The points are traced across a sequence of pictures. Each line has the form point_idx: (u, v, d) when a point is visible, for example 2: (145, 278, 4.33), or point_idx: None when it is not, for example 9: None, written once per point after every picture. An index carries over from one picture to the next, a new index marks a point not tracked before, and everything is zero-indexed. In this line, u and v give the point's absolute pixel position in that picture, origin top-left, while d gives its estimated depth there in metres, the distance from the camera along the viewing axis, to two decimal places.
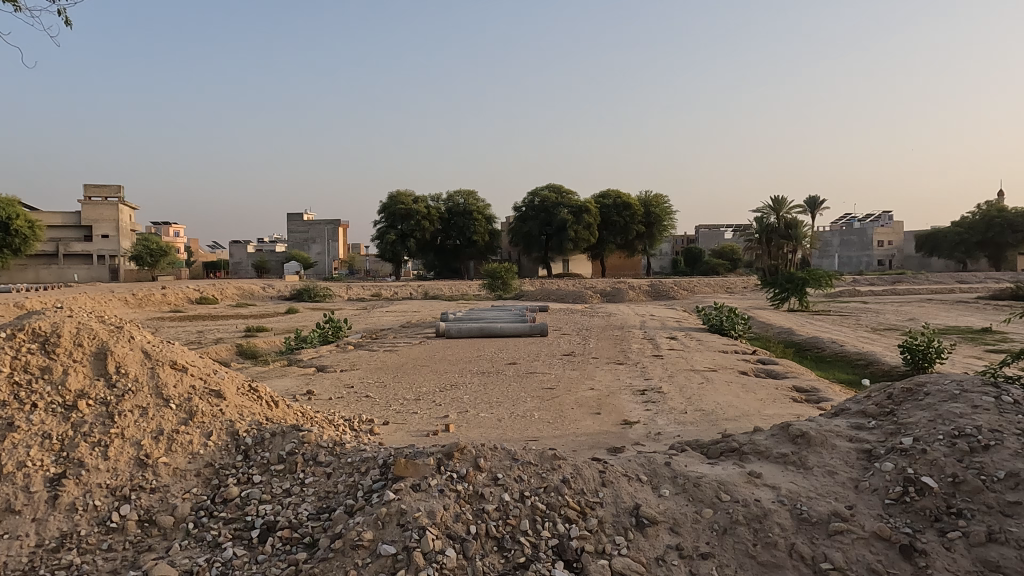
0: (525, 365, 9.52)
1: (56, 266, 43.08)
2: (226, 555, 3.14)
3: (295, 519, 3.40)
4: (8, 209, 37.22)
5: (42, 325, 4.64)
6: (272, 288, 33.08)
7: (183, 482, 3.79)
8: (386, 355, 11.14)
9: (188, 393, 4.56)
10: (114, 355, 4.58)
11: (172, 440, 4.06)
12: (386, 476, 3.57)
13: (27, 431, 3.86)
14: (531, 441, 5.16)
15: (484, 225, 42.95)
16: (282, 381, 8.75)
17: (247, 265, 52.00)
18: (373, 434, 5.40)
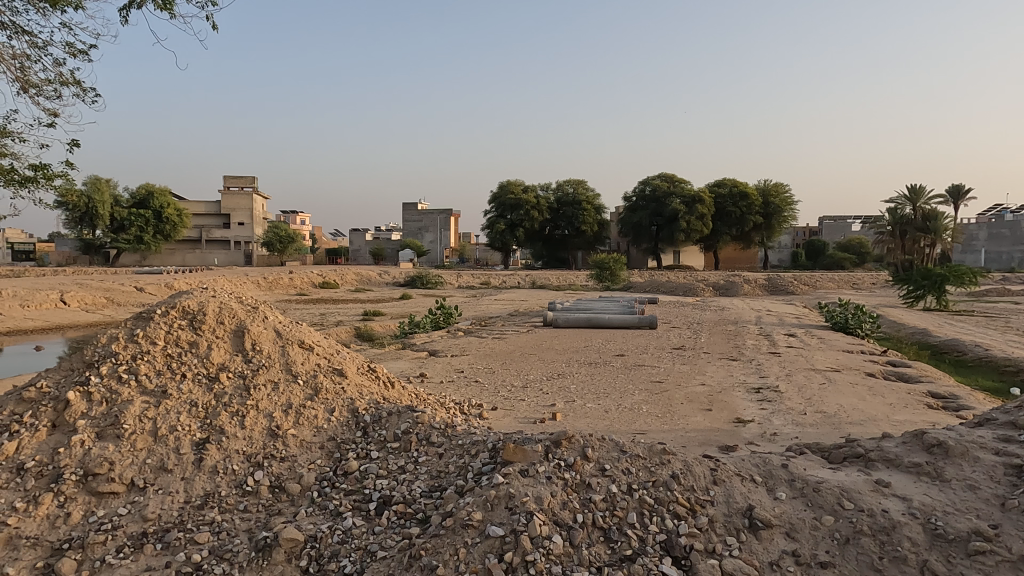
0: (634, 357, 9.39)
1: (199, 250, 47.34)
2: (346, 525, 3.35)
3: (409, 495, 3.56)
4: (161, 199, 41.52)
5: (190, 304, 5.09)
6: (388, 274, 34.57)
7: (308, 454, 4.07)
8: (495, 342, 11.36)
9: (314, 370, 4.88)
10: (251, 333, 4.97)
11: (300, 414, 4.36)
12: (495, 460, 3.66)
13: (178, 398, 4.28)
14: (639, 434, 5.09)
15: (594, 216, 42.59)
16: (397, 363, 9.16)
17: (365, 253, 54.67)
18: (482, 417, 5.54)
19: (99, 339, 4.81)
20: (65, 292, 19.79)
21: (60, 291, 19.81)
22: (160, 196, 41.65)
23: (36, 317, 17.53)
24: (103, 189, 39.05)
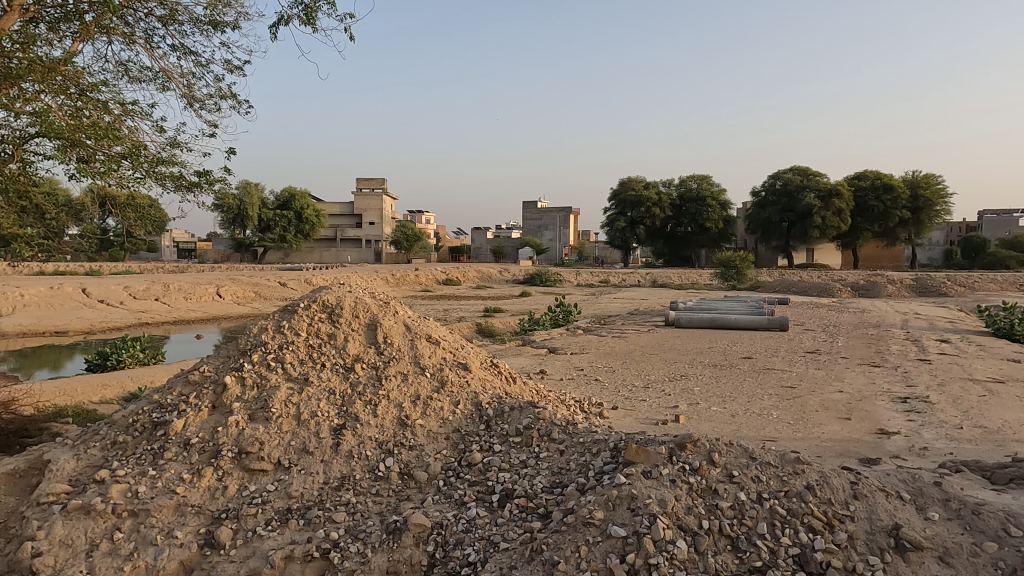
0: (762, 360, 8.95)
1: (335, 248, 50.61)
2: (471, 514, 3.45)
3: (530, 489, 3.61)
4: (302, 202, 44.78)
5: (329, 298, 5.44)
6: (508, 272, 35.17)
7: (435, 444, 4.24)
8: (615, 341, 11.25)
9: (440, 364, 5.07)
10: (383, 327, 5.24)
11: (427, 405, 4.54)
12: (617, 459, 3.62)
13: (318, 386, 4.60)
14: (768, 441, 4.85)
15: (719, 212, 40.60)
16: (518, 359, 9.32)
17: (486, 251, 55.75)
18: (603, 416, 5.51)
19: (252, 329, 5.26)
20: (221, 287, 21.89)
21: (218, 285, 21.94)
22: (301, 199, 44.94)
23: (197, 308, 19.52)
24: (253, 193, 42.78)
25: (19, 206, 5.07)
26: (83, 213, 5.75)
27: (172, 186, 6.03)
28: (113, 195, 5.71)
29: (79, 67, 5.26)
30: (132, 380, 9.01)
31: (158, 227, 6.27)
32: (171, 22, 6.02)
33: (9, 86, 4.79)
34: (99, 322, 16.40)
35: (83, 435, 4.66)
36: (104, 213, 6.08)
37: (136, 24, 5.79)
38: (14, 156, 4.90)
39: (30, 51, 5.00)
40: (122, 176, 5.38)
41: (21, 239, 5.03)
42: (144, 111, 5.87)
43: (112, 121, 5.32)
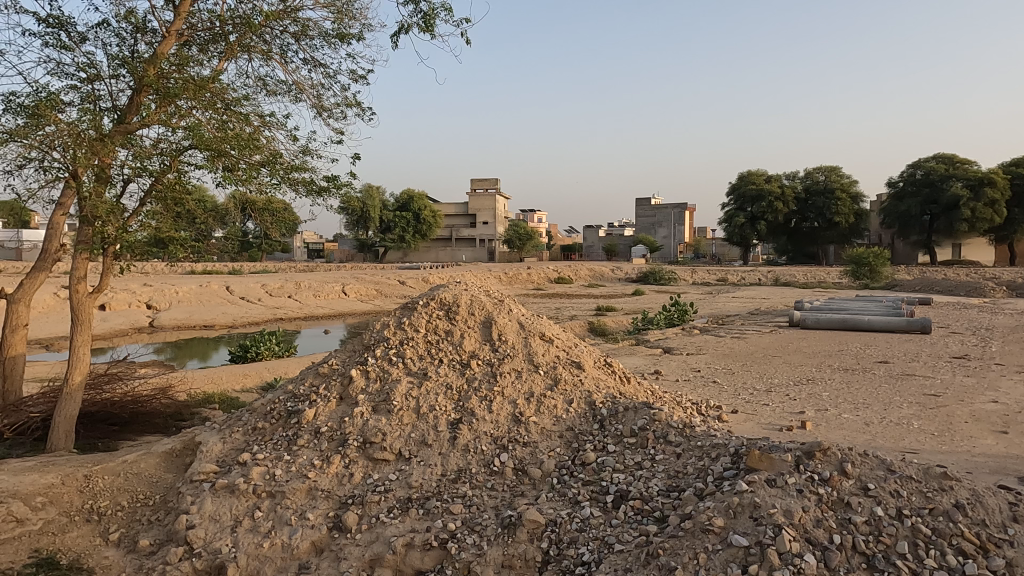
0: (901, 365, 8.25)
1: (451, 248, 52.15)
2: (584, 513, 3.44)
3: (646, 492, 3.54)
4: (420, 203, 46.58)
5: (446, 296, 5.60)
6: (621, 270, 34.69)
7: (548, 441, 4.26)
8: (734, 342, 10.79)
9: (554, 362, 5.08)
10: (497, 324, 5.33)
11: (541, 403, 4.57)
12: (738, 466, 3.47)
13: (436, 380, 4.75)
14: (909, 454, 4.47)
15: (850, 205, 37.77)
16: (632, 359, 9.17)
17: (598, 248, 55.14)
18: (722, 420, 5.30)
19: (375, 325, 5.53)
20: (347, 285, 23.16)
21: (343, 284, 23.24)
22: (419, 200, 46.75)
23: (325, 305, 20.80)
24: (375, 196, 44.98)
25: (176, 212, 5.62)
26: (227, 217, 6.27)
27: (304, 190, 6.44)
28: (252, 200, 6.19)
29: (225, 83, 5.76)
30: (269, 371, 9.76)
31: (291, 229, 6.73)
32: (303, 37, 6.43)
33: (167, 103, 5.32)
34: (240, 317, 17.88)
35: (228, 420, 5.09)
36: (244, 217, 6.61)
37: (273, 40, 6.24)
38: (172, 166, 5.44)
39: (184, 71, 5.53)
40: (261, 183, 5.81)
41: (177, 242, 5.51)
42: (279, 122, 6.31)
43: (252, 132, 5.77)
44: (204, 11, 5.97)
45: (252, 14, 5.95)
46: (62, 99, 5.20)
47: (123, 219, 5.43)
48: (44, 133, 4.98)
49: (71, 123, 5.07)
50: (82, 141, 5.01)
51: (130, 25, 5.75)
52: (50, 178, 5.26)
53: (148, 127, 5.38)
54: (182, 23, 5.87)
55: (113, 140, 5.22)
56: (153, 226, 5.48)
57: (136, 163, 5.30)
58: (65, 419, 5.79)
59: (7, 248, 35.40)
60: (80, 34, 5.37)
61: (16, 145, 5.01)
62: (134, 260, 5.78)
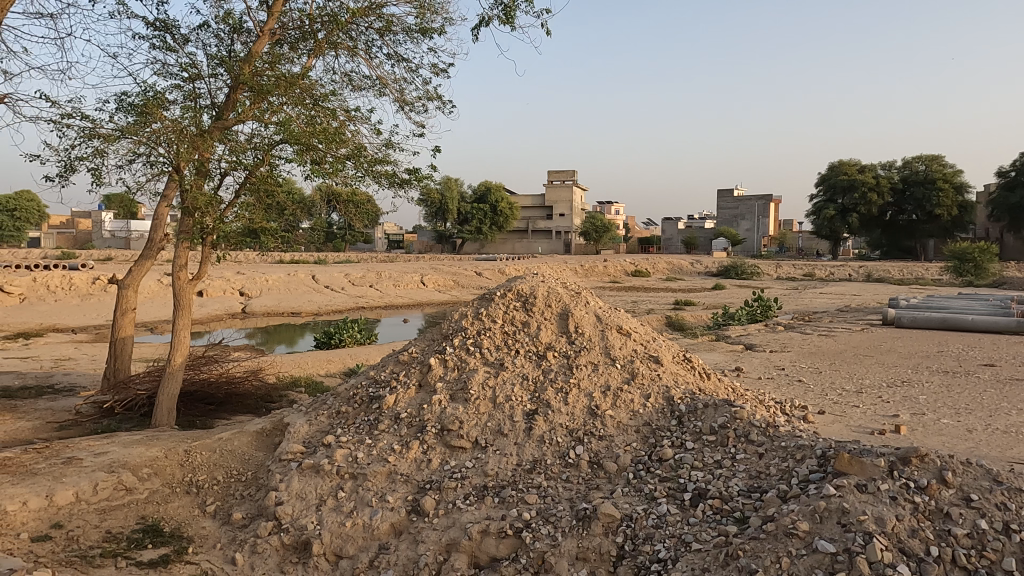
0: (1009, 369, 7.66)
1: (527, 240, 52.31)
2: (661, 510, 3.38)
3: (726, 491, 3.45)
4: (497, 194, 46.90)
5: (523, 287, 5.62)
6: (701, 263, 33.82)
7: (625, 436, 4.21)
8: (821, 340, 10.31)
9: (631, 356, 5.02)
10: (574, 316, 5.31)
11: (618, 397, 4.52)
12: (825, 469, 3.33)
13: (512, 371, 4.78)
14: (1017, 464, 4.14)
15: (953, 196, 35.24)
16: (712, 355, 8.93)
17: (677, 241, 53.87)
18: (808, 421, 5.08)
19: (453, 315, 5.62)
20: (425, 275, 23.67)
21: (422, 274, 23.77)
22: (497, 192, 47.09)
23: (404, 295, 21.34)
24: (453, 187, 45.64)
25: (267, 204, 5.89)
26: (313, 209, 6.52)
27: (386, 183, 6.61)
28: (338, 192, 6.41)
29: (314, 80, 5.99)
30: (351, 357, 10.12)
31: (373, 221, 6.93)
32: (387, 32, 6.59)
33: (261, 100, 5.59)
34: (324, 305, 18.61)
35: (313, 404, 5.31)
36: (330, 209, 6.86)
37: (359, 37, 6.43)
38: (264, 160, 5.71)
39: (276, 69, 5.79)
40: (346, 176, 6.01)
41: (268, 233, 5.79)
42: (363, 116, 6.50)
43: (338, 126, 5.97)
44: (296, 10, 6.22)
45: (339, 12, 6.15)
46: (167, 98, 5.56)
47: (220, 209, 5.74)
48: (152, 130, 5.34)
49: (174, 120, 5.41)
50: (184, 138, 5.35)
51: (228, 26, 6.07)
52: (155, 171, 5.63)
53: (243, 123, 5.67)
54: (275, 22, 6.14)
55: (212, 136, 5.53)
56: (246, 217, 5.78)
57: (232, 157, 5.60)
58: (167, 397, 6.21)
59: (118, 236, 38.33)
60: (183, 36, 5.71)
61: (127, 141, 5.39)
62: (229, 250, 6.10)
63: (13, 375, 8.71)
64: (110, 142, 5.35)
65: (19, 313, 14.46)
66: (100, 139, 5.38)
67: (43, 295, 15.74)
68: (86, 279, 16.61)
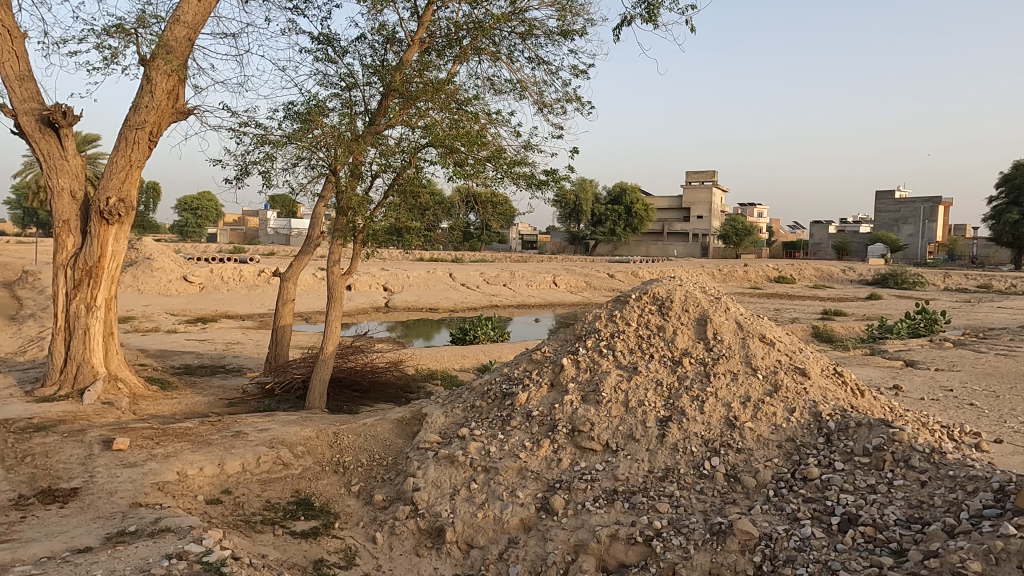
0: None
1: (662, 242, 51.04)
2: (805, 532, 3.18)
3: (880, 519, 3.18)
4: (631, 196, 46.15)
5: (660, 291, 5.49)
6: (854, 270, 31.26)
7: (766, 450, 3.99)
8: (999, 360, 9.16)
9: (774, 367, 4.74)
10: (713, 322, 5.10)
11: (758, 409, 4.29)
12: (1003, 505, 2.97)
13: (646, 376, 4.69)
14: None
15: None
16: (864, 371, 8.23)
17: (827, 246, 50.14)
18: (981, 449, 4.54)
19: (586, 316, 5.62)
20: (557, 276, 23.80)
21: (554, 274, 23.94)
22: (631, 193, 46.28)
23: (536, 295, 21.58)
24: (587, 189, 45.55)
25: (411, 204, 6.19)
26: (453, 209, 6.75)
27: (524, 184, 6.73)
28: (477, 193, 6.63)
29: (458, 85, 6.22)
30: (485, 354, 10.40)
31: (509, 221, 7.08)
32: (529, 36, 6.70)
33: (409, 105, 5.91)
34: (460, 302, 19.28)
35: (450, 396, 5.52)
36: (468, 209, 7.10)
37: (502, 42, 6.60)
38: (411, 162, 6.02)
39: (424, 76, 6.09)
40: (486, 177, 6.18)
41: (412, 232, 6.10)
42: (504, 119, 6.67)
43: (479, 129, 6.15)
44: (444, 19, 6.49)
45: (484, 18, 6.35)
46: (327, 106, 6.02)
47: (370, 209, 6.13)
48: (313, 135, 5.83)
49: (333, 126, 5.85)
50: (341, 142, 5.78)
51: (382, 37, 6.46)
52: (315, 174, 6.12)
53: (393, 128, 6.03)
54: (424, 31, 6.45)
55: (365, 140, 5.93)
56: (392, 215, 6.11)
57: (382, 160, 5.97)
58: (319, 382, 6.72)
59: (279, 233, 42.09)
60: (342, 48, 6.16)
61: (293, 147, 5.90)
62: (376, 247, 6.48)
63: (193, 355, 9.84)
64: (278, 147, 5.89)
65: (198, 301, 16.29)
66: (270, 144, 5.93)
67: (218, 285, 17.62)
68: (253, 271, 18.37)
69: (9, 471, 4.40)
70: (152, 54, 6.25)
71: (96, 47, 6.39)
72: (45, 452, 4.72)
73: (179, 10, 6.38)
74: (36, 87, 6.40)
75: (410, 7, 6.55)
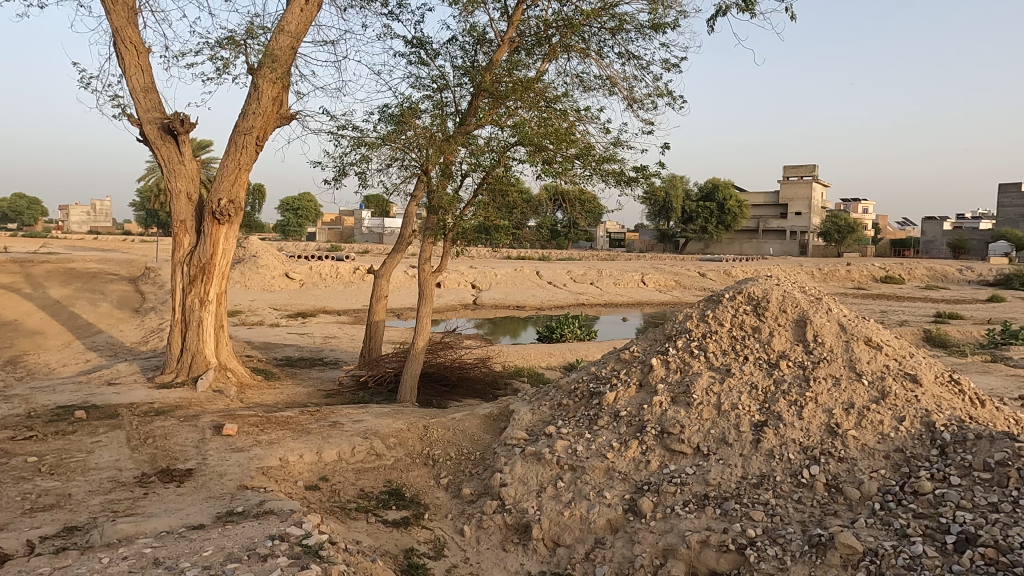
0: None
1: (757, 240, 49.08)
2: (915, 550, 2.97)
3: (1003, 541, 2.91)
4: (724, 191, 44.57)
5: (755, 290, 5.28)
6: (973, 270, 28.86)
7: (871, 461, 3.76)
8: None
9: (881, 372, 4.45)
10: (813, 324, 4.85)
11: (863, 416, 4.05)
12: None
13: (740, 378, 4.52)
14: None
15: None
16: (985, 379, 7.58)
17: (941, 243, 46.56)
18: None
19: (677, 316, 5.49)
20: (646, 275, 23.38)
21: (643, 273, 23.53)
22: (724, 188, 44.70)
23: (624, 294, 21.29)
24: (677, 185, 44.47)
25: (500, 202, 6.25)
26: (540, 207, 6.77)
27: (613, 181, 6.65)
28: (565, 191, 6.62)
29: (547, 83, 6.22)
30: (572, 352, 10.36)
31: (597, 218, 7.03)
32: (619, 32, 6.61)
33: (499, 105, 5.96)
34: (547, 300, 19.31)
35: (537, 393, 5.55)
36: (556, 208, 7.10)
37: (591, 38, 6.55)
38: (500, 161, 6.08)
39: (514, 74, 6.14)
40: (574, 175, 6.16)
41: (501, 230, 6.17)
42: (592, 116, 6.61)
43: (568, 126, 6.12)
44: (533, 17, 6.51)
45: (574, 15, 6.32)
46: (419, 107, 6.18)
47: (460, 208, 6.24)
48: (406, 136, 6.00)
49: (425, 127, 6.00)
50: (433, 143, 5.92)
51: (473, 38, 6.56)
52: (408, 174, 6.30)
53: (482, 127, 6.11)
54: (514, 31, 6.47)
55: (456, 140, 6.04)
56: (481, 213, 6.19)
57: (472, 159, 6.06)
58: (410, 375, 6.92)
59: (373, 233, 43.66)
60: (434, 50, 6.31)
61: (387, 148, 6.09)
62: (465, 246, 6.59)
63: (294, 348, 10.38)
64: (374, 148, 6.10)
65: (299, 296, 17.15)
66: (366, 146, 6.16)
67: (317, 281, 18.50)
68: (349, 268, 19.14)
69: (134, 450, 4.80)
70: (259, 63, 6.63)
71: (210, 58, 6.85)
72: (164, 434, 5.12)
73: (284, 21, 6.73)
74: (158, 98, 6.93)
75: (501, 8, 6.62)
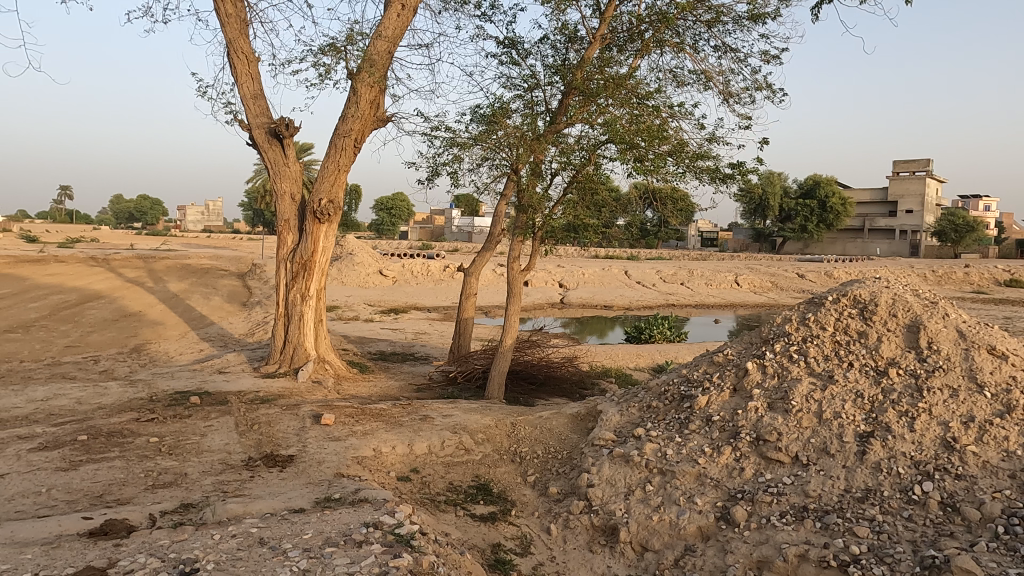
0: None
1: (862, 240, 46.25)
2: None
3: None
4: (827, 188, 42.22)
5: (862, 293, 4.97)
6: None
7: (993, 480, 3.46)
8: None
9: (1007, 384, 4.08)
10: (928, 330, 4.51)
11: (985, 431, 3.73)
12: None
13: (844, 386, 4.27)
14: None
15: None
16: None
17: None
18: None
19: (775, 318, 5.25)
20: (740, 275, 22.53)
21: (737, 273, 22.70)
22: (827, 184, 42.31)
23: (716, 295, 20.61)
24: (775, 182, 42.58)
25: (590, 201, 6.20)
26: (630, 206, 6.68)
27: (707, 178, 6.45)
28: (656, 189, 6.48)
29: (639, 79, 6.12)
30: (661, 353, 10.14)
31: (689, 217, 6.85)
32: (715, 24, 6.41)
33: (590, 103, 5.92)
34: (635, 300, 18.99)
35: (625, 395, 5.46)
36: (647, 206, 6.96)
37: (686, 32, 6.39)
38: (590, 159, 6.03)
39: (605, 72, 6.09)
40: (667, 172, 6.02)
41: (589, 229, 6.13)
42: (686, 112, 6.44)
43: (661, 123, 5.99)
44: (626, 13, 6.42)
45: (668, 9, 6.17)
46: (510, 107, 6.23)
47: (549, 207, 6.23)
48: (497, 136, 6.07)
49: (516, 127, 6.04)
50: (523, 142, 5.95)
51: (564, 37, 6.54)
52: (498, 174, 6.36)
53: (573, 126, 6.09)
54: (606, 28, 6.40)
55: (546, 139, 6.05)
56: (570, 211, 6.17)
57: (562, 158, 6.04)
58: (498, 372, 6.99)
59: (462, 232, 44.40)
60: (525, 50, 6.34)
61: (478, 148, 6.18)
62: (554, 244, 6.58)
63: (387, 343, 10.74)
64: (465, 148, 6.21)
65: (392, 293, 17.71)
66: (458, 146, 6.27)
67: (409, 279, 19.04)
68: (440, 266, 19.58)
69: (241, 435, 5.11)
70: (358, 68, 6.89)
71: (313, 65, 7.18)
72: (268, 421, 5.42)
73: (382, 27, 6.96)
74: (266, 104, 7.35)
75: (593, 5, 6.57)
